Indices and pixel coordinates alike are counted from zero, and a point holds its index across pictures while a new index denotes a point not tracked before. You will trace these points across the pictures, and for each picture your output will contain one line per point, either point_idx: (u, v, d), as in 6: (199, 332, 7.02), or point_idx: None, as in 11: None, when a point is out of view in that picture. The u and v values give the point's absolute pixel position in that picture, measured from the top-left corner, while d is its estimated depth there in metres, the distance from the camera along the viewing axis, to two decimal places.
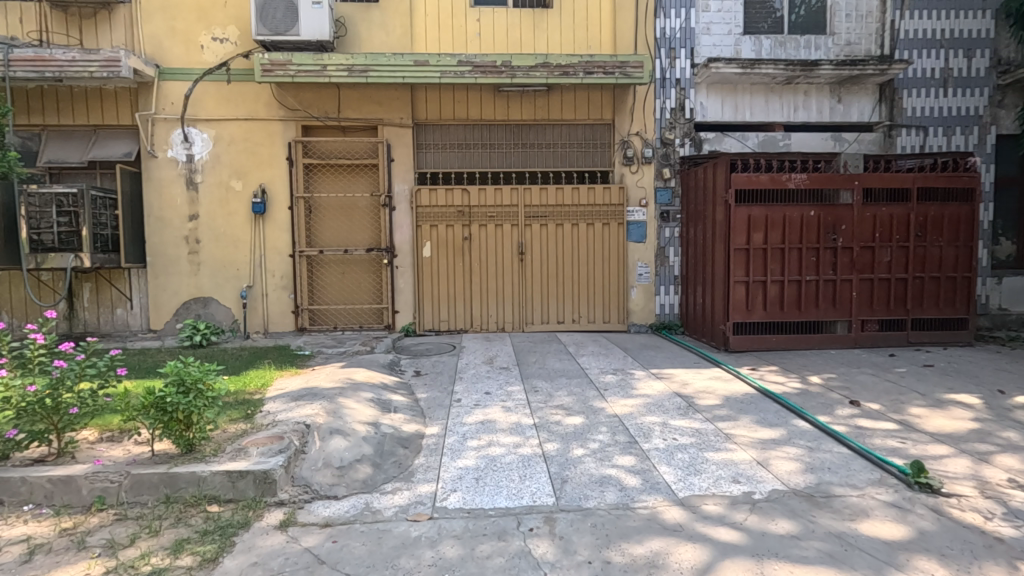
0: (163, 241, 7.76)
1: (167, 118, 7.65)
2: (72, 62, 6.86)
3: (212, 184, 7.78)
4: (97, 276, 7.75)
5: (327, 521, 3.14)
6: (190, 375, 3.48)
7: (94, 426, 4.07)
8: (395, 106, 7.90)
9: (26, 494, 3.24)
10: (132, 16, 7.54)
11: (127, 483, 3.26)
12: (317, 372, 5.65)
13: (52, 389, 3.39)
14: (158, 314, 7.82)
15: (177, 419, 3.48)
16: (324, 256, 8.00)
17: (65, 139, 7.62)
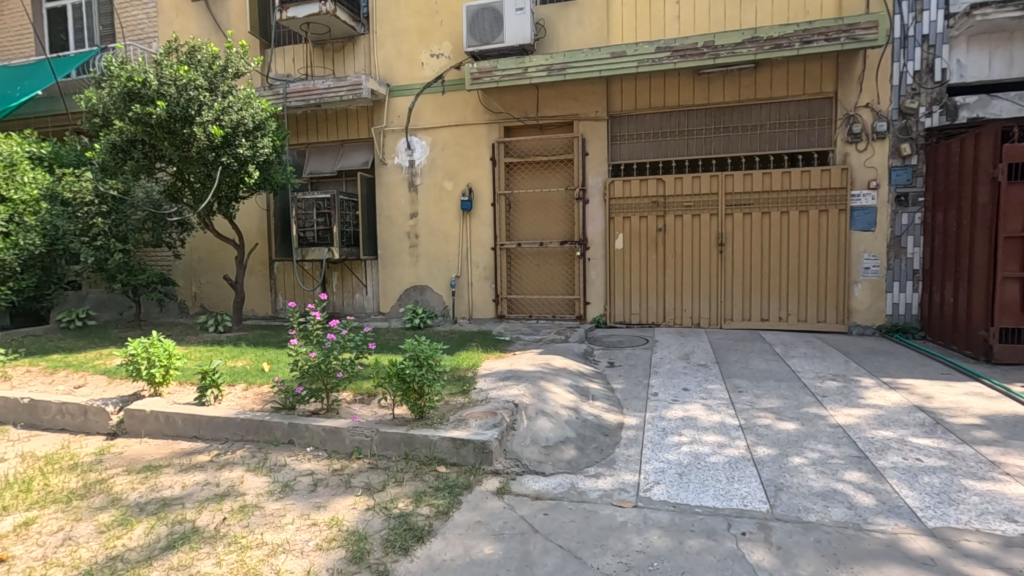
0: (390, 236, 9.00)
1: (395, 129, 8.84)
2: (328, 90, 8.35)
3: (429, 185, 8.77)
4: (342, 267, 9.34)
5: (538, 494, 3.39)
6: (423, 351, 4.05)
7: (350, 389, 4.95)
8: (591, 100, 8.01)
9: (309, 438, 4.08)
10: (370, 45, 8.86)
11: (377, 438, 3.91)
12: (519, 357, 6.08)
13: (325, 356, 4.23)
14: (386, 299, 9.12)
15: (413, 389, 4.03)
16: (522, 249, 8.53)
17: (322, 153, 9.32)
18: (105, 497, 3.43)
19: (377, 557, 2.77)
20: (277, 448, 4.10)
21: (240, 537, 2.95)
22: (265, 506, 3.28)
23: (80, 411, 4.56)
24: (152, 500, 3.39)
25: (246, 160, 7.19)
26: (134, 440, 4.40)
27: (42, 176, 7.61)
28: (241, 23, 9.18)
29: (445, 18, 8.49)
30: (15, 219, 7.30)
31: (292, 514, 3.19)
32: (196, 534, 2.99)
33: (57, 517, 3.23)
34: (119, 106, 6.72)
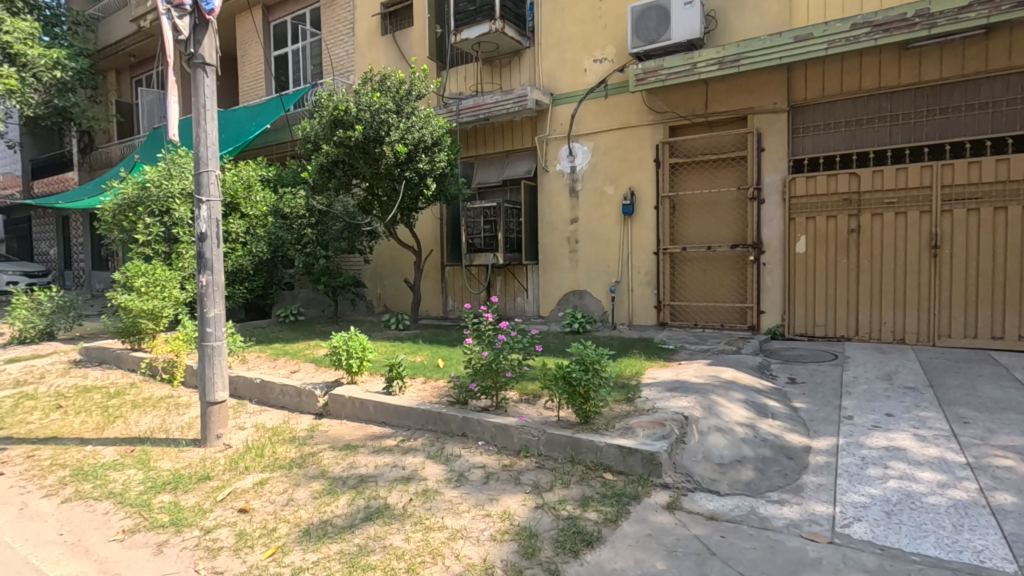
0: (551, 242, 9.16)
1: (557, 136, 9.01)
2: (497, 104, 8.83)
3: (590, 190, 8.75)
4: (506, 271, 9.75)
5: (712, 514, 3.18)
6: (589, 355, 4.05)
7: (516, 389, 5.14)
8: (769, 91, 7.36)
9: (480, 432, 4.31)
10: (535, 57, 9.17)
11: (544, 439, 4.00)
12: (685, 367, 5.78)
13: (496, 355, 4.46)
14: (546, 302, 9.28)
15: (579, 393, 4.04)
16: (687, 253, 8.11)
17: (489, 164, 9.87)
18: (317, 468, 3.99)
19: (548, 556, 2.83)
20: (452, 439, 4.40)
21: (424, 518, 3.23)
22: (444, 492, 3.54)
23: (296, 392, 5.36)
24: (352, 475, 3.86)
25: (425, 173, 7.90)
26: (336, 421, 5.06)
27: (269, 195, 9.16)
28: (421, 50, 10.13)
29: (608, 22, 8.44)
30: (251, 231, 8.91)
31: (468, 503, 3.40)
32: (388, 510, 3.34)
33: (282, 481, 3.85)
34: (326, 131, 7.75)
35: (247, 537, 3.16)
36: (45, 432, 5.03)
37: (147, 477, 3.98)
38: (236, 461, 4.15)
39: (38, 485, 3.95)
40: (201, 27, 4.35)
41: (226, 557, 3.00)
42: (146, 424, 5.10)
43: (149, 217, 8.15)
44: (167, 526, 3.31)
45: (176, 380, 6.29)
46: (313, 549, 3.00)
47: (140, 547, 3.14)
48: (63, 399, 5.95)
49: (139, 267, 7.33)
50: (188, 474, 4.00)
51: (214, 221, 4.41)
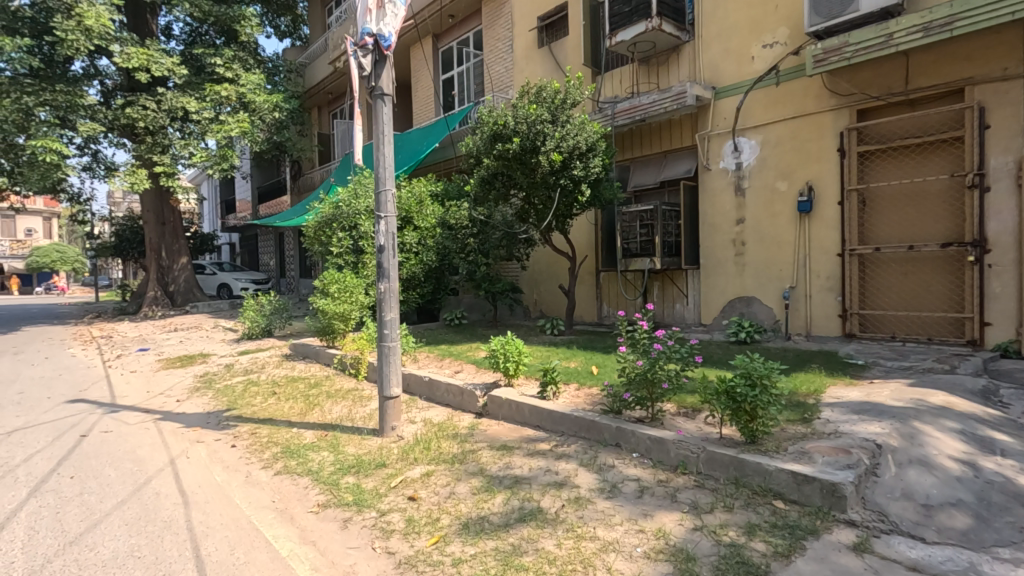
0: (714, 244, 8.56)
1: (720, 132, 8.40)
2: (653, 104, 8.53)
3: (758, 187, 7.98)
4: (664, 276, 9.32)
5: (914, 564, 2.69)
6: (756, 370, 3.69)
7: (673, 401, 4.90)
8: (997, 54, 6.00)
9: (634, 444, 4.17)
10: (695, 51, 8.69)
11: (704, 456, 3.74)
12: (878, 386, 5.00)
13: (652, 366, 4.28)
14: (708, 309, 8.68)
15: (744, 410, 3.71)
16: (881, 254, 7.00)
17: (646, 167, 9.58)
18: (476, 466, 4.22)
19: None
20: (605, 448, 4.33)
21: (576, 526, 3.22)
22: (596, 502, 3.50)
23: (459, 391, 5.73)
24: (508, 475, 4.00)
25: (580, 179, 7.94)
26: (494, 421, 5.29)
27: (437, 208, 9.97)
28: (576, 58, 10.23)
29: (781, 1, 7.65)
30: (422, 242, 9.79)
31: (621, 516, 3.32)
32: (541, 514, 3.40)
33: (445, 474, 4.14)
34: (486, 146, 8.12)
35: (414, 523, 3.45)
36: (264, 414, 6.04)
37: (337, 459, 4.57)
38: (407, 452, 4.58)
39: (258, 458, 4.77)
40: (381, 62, 4.86)
41: (398, 540, 3.31)
42: (337, 413, 5.86)
43: (341, 233, 9.40)
44: (351, 505, 3.76)
45: (361, 375, 7.13)
46: (471, 543, 3.17)
47: (330, 521, 3.61)
48: (277, 387, 7.10)
49: (334, 276, 8.48)
50: (368, 460, 4.50)
51: (390, 235, 4.91)
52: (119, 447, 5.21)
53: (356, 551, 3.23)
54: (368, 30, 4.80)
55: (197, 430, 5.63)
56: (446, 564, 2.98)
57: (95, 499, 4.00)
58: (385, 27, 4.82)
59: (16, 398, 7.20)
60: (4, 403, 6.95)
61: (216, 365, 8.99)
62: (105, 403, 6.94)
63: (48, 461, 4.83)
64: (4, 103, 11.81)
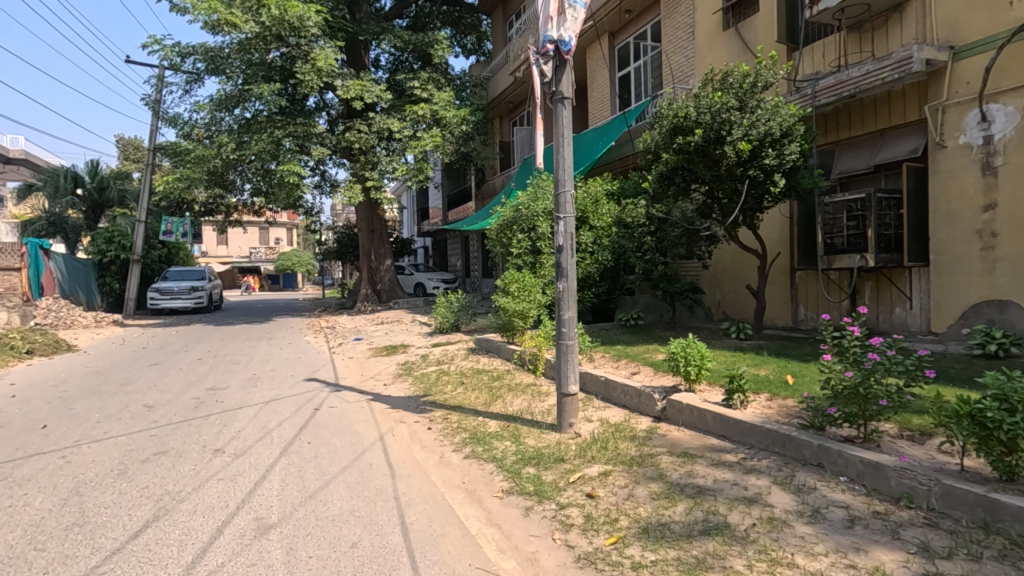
0: (950, 237, 6.99)
1: (960, 100, 6.82)
2: (866, 76, 7.36)
3: (1019, 164, 6.30)
4: (878, 276, 7.98)
5: None
6: (1018, 391, 2.95)
7: (894, 421, 4.20)
8: None
9: (842, 466, 3.65)
10: (925, 5, 7.19)
11: (937, 490, 3.13)
12: None
13: (865, 377, 3.70)
14: (941, 315, 7.13)
15: (997, 439, 3.01)
16: None
17: (856, 149, 8.29)
18: (655, 470, 4.09)
19: None
20: (804, 467, 3.86)
21: (770, 549, 2.94)
22: (795, 526, 3.15)
23: (636, 393, 5.60)
24: (690, 484, 3.81)
25: (772, 169, 7.20)
26: (673, 426, 5.07)
27: (613, 207, 9.91)
28: (769, 36, 9.31)
29: None
30: (597, 241, 9.81)
31: (825, 545, 2.94)
32: (729, 529, 3.17)
33: (624, 475, 4.09)
34: (665, 140, 7.75)
35: (593, 520, 3.48)
36: (454, 401, 6.63)
37: (518, 450, 4.81)
38: (585, 449, 4.62)
39: (450, 441, 5.24)
40: (561, 67, 5.00)
41: (577, 535, 3.36)
42: (517, 405, 6.18)
43: (521, 235, 9.87)
44: (533, 495, 3.93)
45: (539, 371, 7.39)
46: (651, 548, 3.09)
47: (514, 507, 3.82)
48: (464, 377, 7.74)
49: (514, 276, 8.93)
50: (548, 453, 4.66)
51: (569, 235, 5.02)
52: (342, 420, 6.16)
53: (538, 539, 3.37)
54: (549, 37, 4.97)
55: (400, 412, 6.40)
56: (626, 566, 2.95)
57: (326, 463, 4.79)
58: (565, 32, 4.92)
59: (271, 374, 8.95)
60: (263, 378, 8.69)
61: (413, 355, 10.11)
62: (331, 383, 8.26)
63: (293, 427, 5.91)
64: (263, 138, 14.76)
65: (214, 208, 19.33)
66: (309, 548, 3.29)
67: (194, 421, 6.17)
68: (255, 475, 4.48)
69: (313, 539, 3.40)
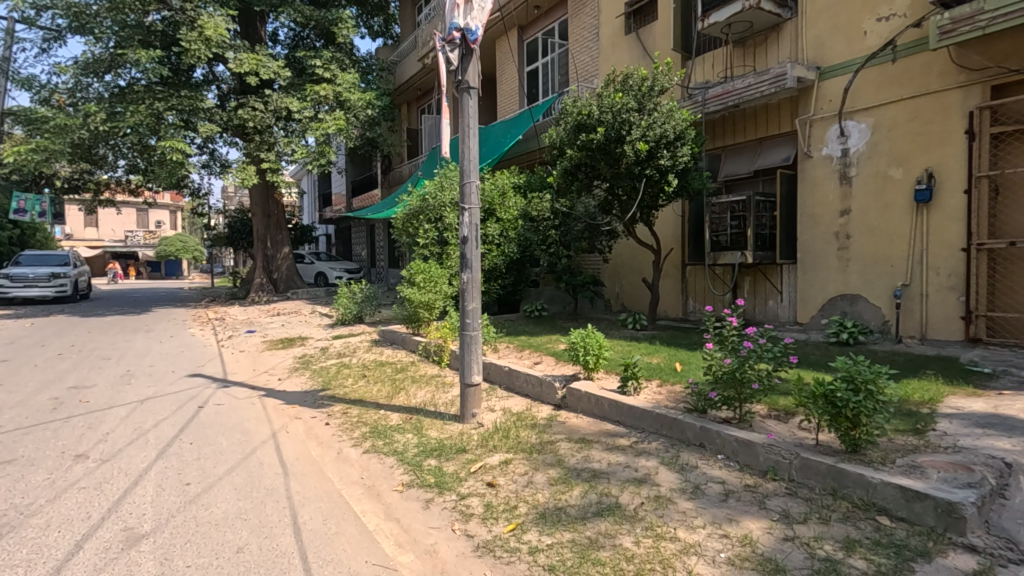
0: (813, 237, 7.83)
1: (824, 116, 7.64)
2: (748, 88, 8.02)
3: (868, 175, 7.18)
4: (755, 271, 8.77)
5: None
6: (861, 373, 3.39)
7: (765, 402, 4.65)
8: None
9: (719, 445, 3.99)
10: (797, 28, 7.96)
11: (797, 463, 3.51)
12: (1008, 399, 4.41)
13: (741, 363, 4.06)
14: (805, 307, 7.98)
15: (845, 416, 3.43)
16: (1017, 249, 6.03)
17: (739, 155, 9.03)
18: (554, 457, 4.22)
19: None
20: (688, 447, 4.17)
21: (656, 526, 3.14)
22: (677, 502, 3.39)
23: (538, 382, 5.75)
24: (586, 468, 3.98)
25: (667, 169, 7.64)
26: (572, 414, 5.27)
27: (519, 200, 10.03)
28: (665, 43, 9.85)
29: None
30: (504, 234, 9.90)
31: (703, 518, 3.20)
32: (619, 509, 3.35)
33: (524, 463, 4.18)
34: (569, 136, 7.99)
35: (493, 509, 3.53)
36: (355, 395, 6.42)
37: (420, 442, 4.76)
38: (486, 439, 4.67)
39: (349, 436, 5.07)
40: (467, 57, 4.96)
41: (476, 524, 3.39)
42: (420, 397, 6.11)
43: (428, 225, 9.72)
44: (433, 486, 3.91)
45: (444, 362, 7.36)
46: (548, 532, 3.19)
47: (413, 500, 3.77)
48: (366, 370, 7.52)
49: (419, 266, 8.78)
50: (450, 444, 4.65)
51: (474, 226, 5.02)
52: (229, 418, 5.75)
53: (438, 531, 3.36)
54: (456, 25, 4.89)
55: (296, 407, 6.09)
56: (523, 552, 3.02)
57: (209, 464, 4.44)
58: (472, 21, 4.89)
59: (148, 370, 8.15)
60: (138, 374, 7.88)
61: (312, 347, 9.64)
62: (219, 378, 7.68)
63: (172, 427, 5.42)
64: (140, 109, 13.31)
65: (79, 185, 17.16)
66: (188, 557, 3.04)
67: (51, 424, 5.47)
68: (125, 481, 4.06)
69: (193, 547, 3.15)
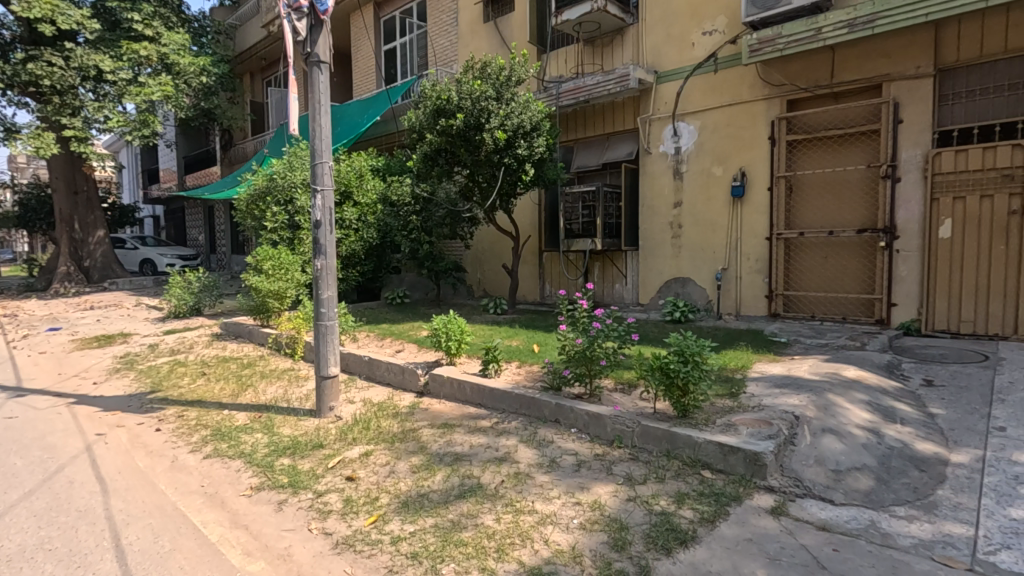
0: (652, 226, 8.65)
1: (661, 116, 8.45)
2: (597, 85, 8.56)
3: (696, 172, 8.09)
4: (604, 257, 9.46)
5: (824, 524, 2.95)
6: (689, 347, 3.85)
7: (612, 377, 5.07)
8: (910, 54, 6.28)
9: (572, 420, 4.27)
10: (638, 33, 8.65)
11: (638, 430, 3.89)
12: (798, 362, 5.31)
13: (591, 343, 4.38)
14: (646, 290, 8.81)
15: (676, 386, 3.86)
16: (805, 239, 7.22)
17: (589, 148, 9.62)
18: (416, 444, 4.19)
19: (638, 550, 2.78)
20: (545, 424, 4.40)
21: (515, 501, 3.28)
22: (535, 476, 3.57)
23: (399, 370, 5.65)
24: (448, 452, 4.01)
25: (524, 159, 7.87)
26: (435, 400, 5.27)
27: (378, 183, 9.68)
28: (522, 35, 10.10)
29: None
30: (362, 218, 9.50)
31: (558, 489, 3.41)
32: (480, 489, 3.44)
33: (385, 453, 4.09)
34: (429, 121, 7.91)
35: (353, 503, 3.41)
36: (192, 395, 5.77)
37: (271, 441, 4.43)
38: (345, 432, 4.49)
39: (185, 441, 4.55)
40: (316, 28, 4.65)
41: (335, 520, 3.26)
42: (271, 393, 5.68)
43: (276, 207, 8.97)
44: (287, 487, 3.67)
45: (297, 355, 6.91)
46: (411, 520, 3.17)
47: (264, 503, 3.51)
48: (206, 367, 6.79)
49: (267, 252, 8.08)
50: (305, 441, 4.40)
51: (327, 210, 4.74)
52: (26, 433, 4.84)
53: (291, 533, 3.17)
54: None
55: (117, 414, 5.31)
56: (385, 543, 2.97)
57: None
58: None
59: None
60: None
61: (137, 345, 8.45)
62: (10, 387, 6.40)
63: None
64: None
65: None
66: None
67: None
68: None
69: None
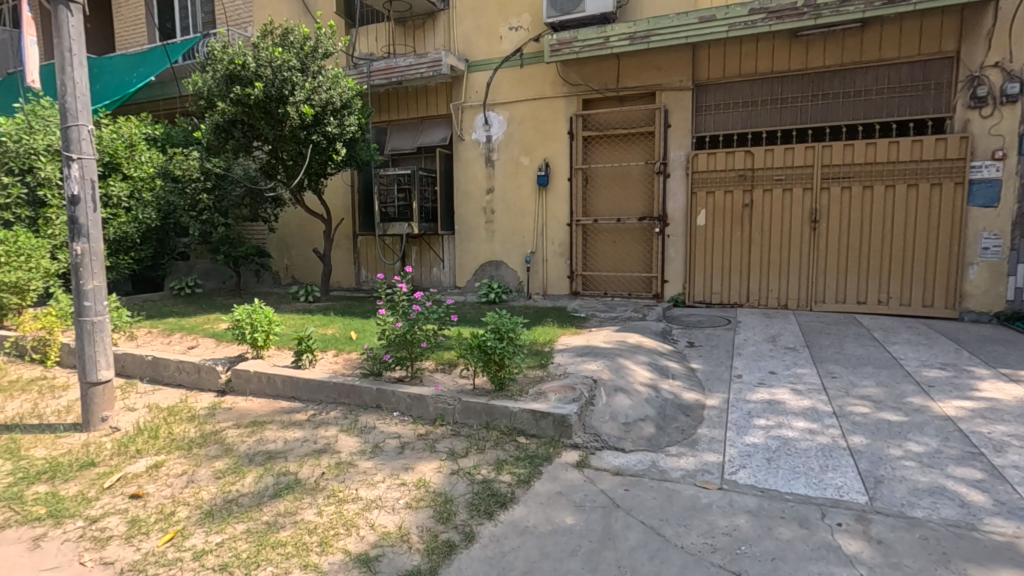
0: (467, 211, 8.91)
1: (472, 105, 8.70)
2: (409, 67, 8.47)
3: (506, 160, 8.54)
4: (421, 241, 9.48)
5: (618, 469, 3.43)
6: (504, 324, 4.12)
7: (432, 358, 5.17)
8: (675, 69, 7.43)
9: (394, 403, 4.26)
10: (449, 20, 8.74)
11: (459, 407, 4.04)
12: (595, 334, 6.02)
13: (411, 326, 4.40)
14: (462, 273, 9.08)
15: (493, 361, 4.09)
16: (598, 225, 8.13)
17: (403, 130, 9.49)
18: (220, 447, 3.78)
19: (463, 519, 2.92)
20: (366, 411, 4.31)
21: (338, 491, 3.18)
22: (358, 464, 3.50)
23: (194, 368, 5.00)
24: (259, 452, 3.70)
25: (334, 137, 7.45)
26: (240, 397, 4.79)
27: (156, 155, 8.29)
28: (327, 5, 9.48)
29: None
30: (135, 195, 8.04)
31: (382, 473, 3.39)
32: (299, 485, 3.25)
33: (181, 462, 3.62)
34: (221, 89, 7.07)
35: (141, 523, 2.96)
36: None
37: (18, 467, 3.59)
38: (126, 444, 3.84)
39: None
40: None
41: (118, 546, 2.80)
42: (13, 409, 4.57)
43: (7, 177, 7.12)
44: (46, 518, 3.02)
45: (50, 360, 5.66)
46: (217, 530, 2.87)
47: (11, 543, 2.85)
48: None
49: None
50: (68, 461, 3.65)
51: (88, 182, 3.93)
52: None
53: (55, 571, 2.63)
54: None
55: None
56: (185, 560, 2.65)
57: None
58: None
59: None
60: None
61: None
62: None
63: None
64: None
65: None
66: None
67: None
68: None
69: None
